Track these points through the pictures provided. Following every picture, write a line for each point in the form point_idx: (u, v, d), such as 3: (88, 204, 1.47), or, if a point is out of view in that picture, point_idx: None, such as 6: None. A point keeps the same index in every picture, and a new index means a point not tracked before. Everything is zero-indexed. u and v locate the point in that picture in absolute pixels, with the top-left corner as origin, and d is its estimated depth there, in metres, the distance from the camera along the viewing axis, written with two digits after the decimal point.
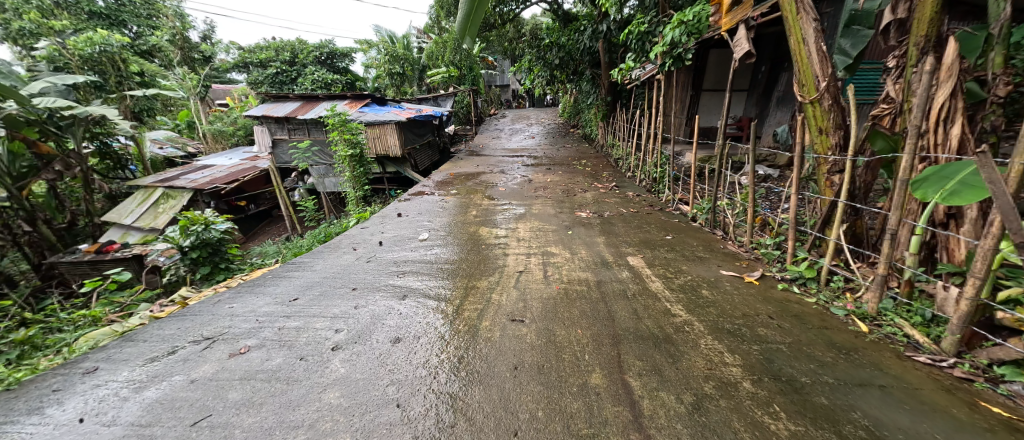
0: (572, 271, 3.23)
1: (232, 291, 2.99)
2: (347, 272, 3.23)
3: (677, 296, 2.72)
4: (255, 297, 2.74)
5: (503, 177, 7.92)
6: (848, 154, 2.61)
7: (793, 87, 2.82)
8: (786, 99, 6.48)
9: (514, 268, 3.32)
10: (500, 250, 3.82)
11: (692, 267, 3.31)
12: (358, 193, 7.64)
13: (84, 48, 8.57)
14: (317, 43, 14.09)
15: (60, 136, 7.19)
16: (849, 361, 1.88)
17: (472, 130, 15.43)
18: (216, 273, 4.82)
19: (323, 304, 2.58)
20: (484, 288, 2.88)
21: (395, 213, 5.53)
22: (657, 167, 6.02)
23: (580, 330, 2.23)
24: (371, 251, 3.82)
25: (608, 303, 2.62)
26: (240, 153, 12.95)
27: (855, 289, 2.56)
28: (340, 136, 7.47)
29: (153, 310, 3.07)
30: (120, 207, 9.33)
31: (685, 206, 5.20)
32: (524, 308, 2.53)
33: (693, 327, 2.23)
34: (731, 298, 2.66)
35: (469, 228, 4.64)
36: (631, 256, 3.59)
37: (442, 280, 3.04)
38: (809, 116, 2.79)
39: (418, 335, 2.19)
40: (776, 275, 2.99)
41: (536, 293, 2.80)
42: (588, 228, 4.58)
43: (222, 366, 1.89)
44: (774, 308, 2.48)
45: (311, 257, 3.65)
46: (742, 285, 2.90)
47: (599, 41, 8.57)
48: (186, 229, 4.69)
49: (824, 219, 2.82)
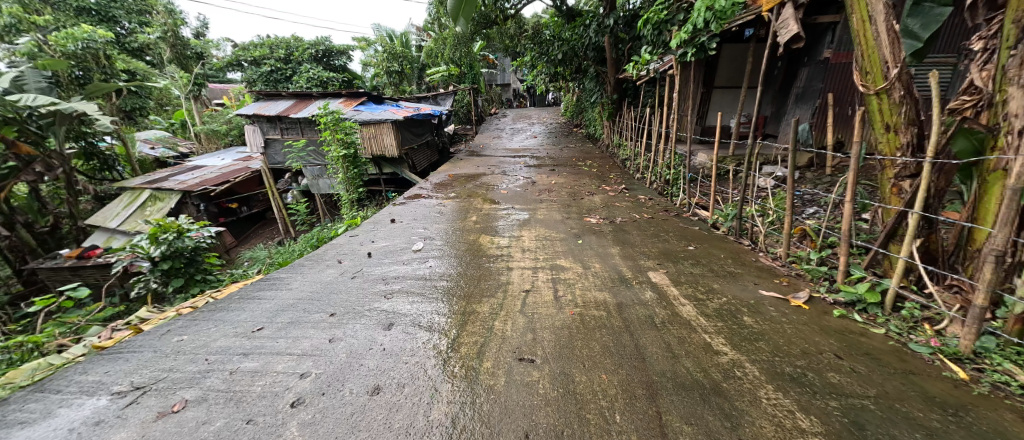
0: (587, 291, 2.79)
1: (190, 316, 2.56)
2: (328, 293, 2.78)
3: (714, 325, 2.27)
4: (212, 325, 2.29)
5: (504, 178, 7.52)
6: (924, 156, 2.16)
7: (855, 76, 2.38)
8: (806, 96, 5.99)
9: (520, 286, 2.87)
10: (503, 263, 3.38)
11: (724, 285, 2.86)
12: (353, 196, 7.19)
13: (67, 44, 8.08)
14: (312, 41, 13.69)
15: (42, 136, 6.77)
16: (964, 428, 1.51)
17: (472, 129, 14.96)
18: (189, 285, 4.41)
19: (291, 335, 2.15)
20: (485, 315, 2.43)
21: (388, 218, 5.10)
22: (670, 168, 5.60)
23: (605, 376, 1.81)
24: (358, 265, 3.39)
25: (635, 333, 2.19)
26: (233, 153, 12.47)
27: (934, 319, 2.14)
28: (333, 136, 7.07)
29: (99, 337, 2.63)
30: (105, 210, 8.89)
31: (703, 212, 4.76)
32: (534, 343, 2.09)
33: (745, 372, 1.81)
34: (781, 328, 2.22)
35: (468, 237, 4.19)
36: (652, 271, 3.15)
37: (436, 304, 2.59)
38: (873, 110, 2.34)
39: (403, 382, 1.76)
40: (828, 298, 2.55)
41: (548, 320, 2.36)
42: (600, 236, 4.13)
43: (145, 435, 1.47)
44: (837, 342, 2.06)
45: (289, 273, 3.20)
46: (790, 310, 2.45)
47: (605, 35, 8.14)
48: (156, 238, 4.21)
49: (888, 233, 2.39)
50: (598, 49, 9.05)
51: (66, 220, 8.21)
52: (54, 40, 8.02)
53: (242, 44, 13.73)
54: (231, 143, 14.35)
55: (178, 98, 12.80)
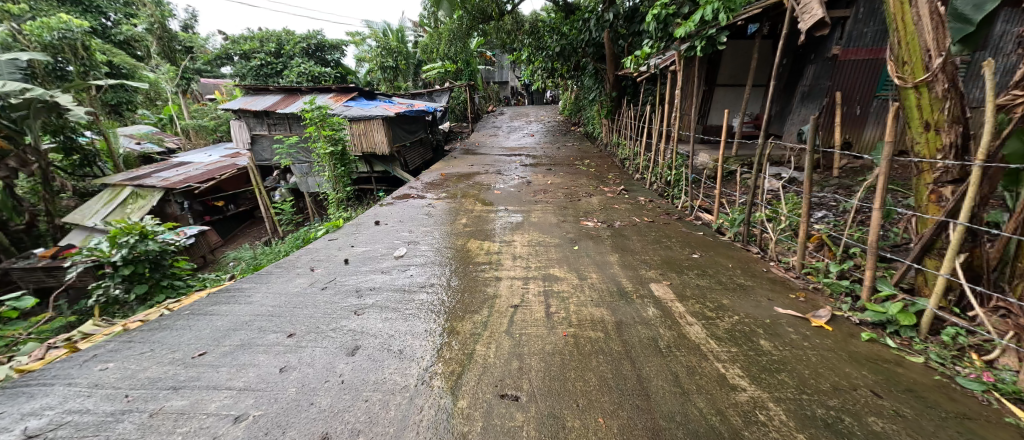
0: (582, 306, 2.49)
1: (130, 335, 2.24)
2: (292, 307, 2.47)
3: (728, 352, 1.98)
4: (147, 349, 2.00)
5: (498, 178, 7.20)
6: (971, 160, 1.87)
7: (888, 66, 2.09)
8: (814, 94, 5.65)
9: (507, 302, 2.55)
10: (492, 272, 3.07)
11: (735, 301, 2.57)
12: (340, 195, 6.82)
13: (42, 34, 7.51)
14: (304, 35, 13.32)
15: (15, 131, 6.36)
16: None
17: (468, 127, 14.64)
18: (155, 292, 4.10)
19: (236, 362, 1.86)
20: (467, 336, 2.13)
21: (372, 220, 4.77)
22: (671, 169, 5.31)
23: (602, 420, 1.55)
24: (331, 274, 3.07)
25: (637, 361, 1.91)
26: (220, 149, 12.08)
27: (981, 348, 1.87)
28: (319, 132, 6.74)
29: (29, 357, 2.30)
30: (83, 208, 8.37)
31: (707, 215, 4.47)
32: (520, 374, 1.80)
33: (770, 416, 1.55)
34: (805, 355, 1.95)
35: (456, 242, 3.87)
36: (654, 283, 2.86)
37: (412, 323, 2.27)
38: (910, 105, 2.05)
39: (358, 429, 1.49)
40: (854, 317, 2.27)
41: (537, 343, 2.07)
42: (598, 242, 3.83)
43: None
44: (871, 375, 1.79)
45: (253, 282, 2.89)
46: (812, 332, 2.17)
47: (604, 30, 7.84)
48: (116, 240, 3.92)
49: (922, 246, 2.11)
50: (598, 45, 8.77)
51: (43, 218, 7.87)
52: (28, 29, 7.49)
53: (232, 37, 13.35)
54: (220, 139, 14.00)
55: (166, 92, 12.52)
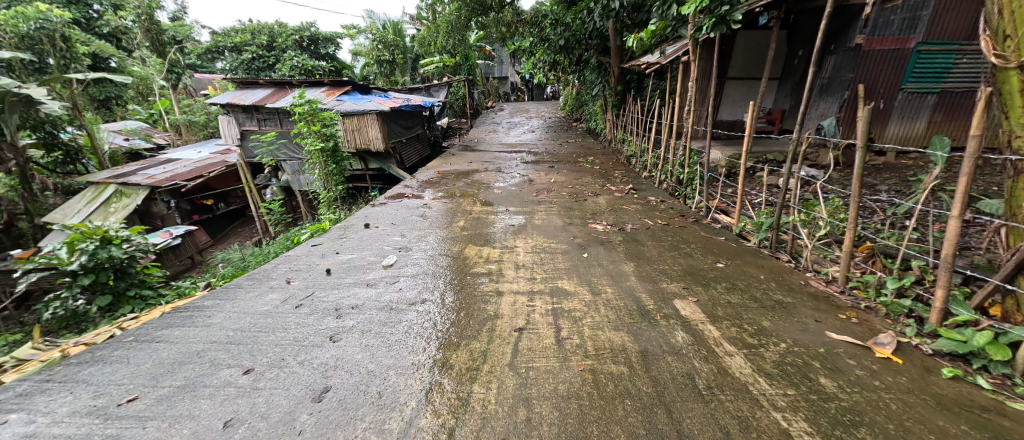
0: (601, 331, 2.10)
1: (56, 368, 1.86)
2: (257, 331, 2.09)
3: (785, 396, 1.62)
4: (66, 394, 1.64)
5: (498, 176, 6.81)
6: None
7: (985, 43, 1.71)
8: (832, 87, 5.08)
9: (510, 323, 2.17)
10: (492, 285, 2.68)
11: (778, 324, 2.17)
12: (331, 194, 6.41)
13: (17, 24, 6.91)
14: (298, 27, 12.91)
15: None
16: None
17: (467, 123, 14.21)
18: (120, 303, 3.71)
19: (172, 414, 1.51)
20: (462, 374, 1.74)
21: (363, 223, 4.36)
22: (685, 167, 4.89)
23: None
24: (309, 288, 2.67)
25: (674, 409, 1.55)
26: (211, 146, 11.67)
27: None
28: (309, 127, 6.27)
29: None
30: (65, 206, 7.85)
31: (726, 217, 4.07)
32: (528, 430, 1.46)
33: None
34: (882, 401, 1.59)
35: (452, 249, 3.45)
36: (679, 301, 2.45)
37: (398, 355, 1.87)
38: (1014, 90, 1.66)
39: None
40: (925, 347, 1.90)
41: (547, 382, 1.69)
42: (609, 248, 3.44)
43: None
44: (975, 433, 1.45)
45: (214, 298, 2.49)
46: (880, 366, 1.79)
47: (609, 20, 7.35)
48: (75, 246, 3.48)
49: (1017, 263, 1.71)
50: (602, 36, 8.32)
51: (24, 218, 7.48)
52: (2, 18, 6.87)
53: (222, 30, 12.88)
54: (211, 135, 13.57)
55: (154, 86, 11.84)
